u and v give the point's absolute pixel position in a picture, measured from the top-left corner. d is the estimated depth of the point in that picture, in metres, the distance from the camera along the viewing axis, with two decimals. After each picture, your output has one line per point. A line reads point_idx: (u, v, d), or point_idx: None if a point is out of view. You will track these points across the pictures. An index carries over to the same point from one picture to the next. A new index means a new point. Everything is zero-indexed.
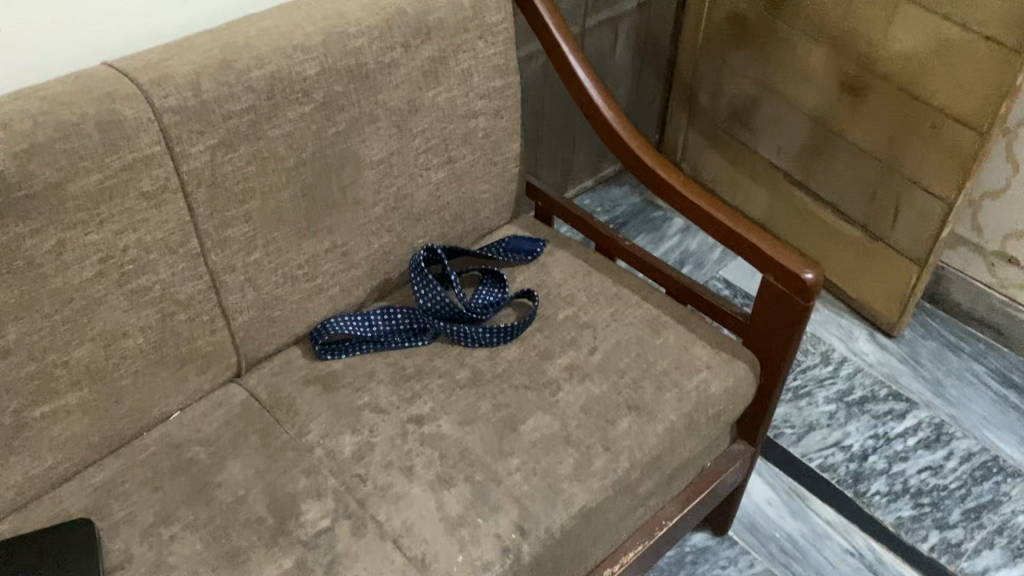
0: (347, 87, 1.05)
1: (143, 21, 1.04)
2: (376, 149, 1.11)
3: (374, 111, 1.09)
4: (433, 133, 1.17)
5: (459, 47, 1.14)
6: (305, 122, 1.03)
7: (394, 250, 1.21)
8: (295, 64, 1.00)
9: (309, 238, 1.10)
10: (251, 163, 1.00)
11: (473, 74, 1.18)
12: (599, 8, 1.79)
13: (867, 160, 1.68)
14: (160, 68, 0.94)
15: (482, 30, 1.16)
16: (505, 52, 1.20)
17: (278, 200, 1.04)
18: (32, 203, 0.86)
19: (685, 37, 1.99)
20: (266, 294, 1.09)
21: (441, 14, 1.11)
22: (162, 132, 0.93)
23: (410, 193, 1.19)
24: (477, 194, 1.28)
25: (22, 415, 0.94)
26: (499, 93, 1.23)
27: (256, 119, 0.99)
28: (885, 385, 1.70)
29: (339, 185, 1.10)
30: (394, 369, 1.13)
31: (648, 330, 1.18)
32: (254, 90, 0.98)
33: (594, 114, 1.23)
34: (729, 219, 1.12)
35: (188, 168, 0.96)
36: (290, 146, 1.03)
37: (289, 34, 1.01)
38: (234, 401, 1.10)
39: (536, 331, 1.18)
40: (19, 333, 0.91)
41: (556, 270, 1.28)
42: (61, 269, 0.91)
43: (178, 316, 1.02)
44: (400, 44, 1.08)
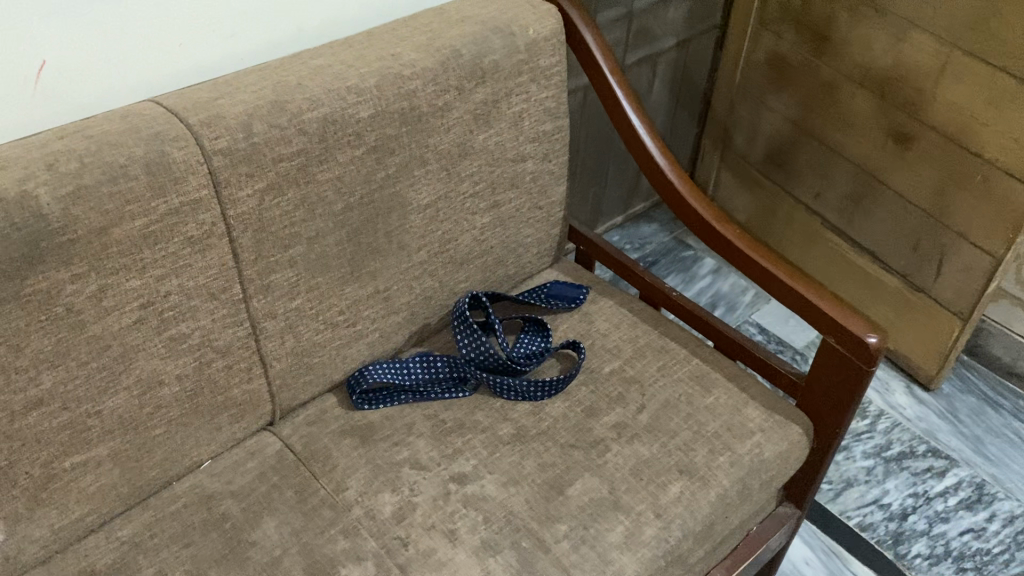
0: (399, 131, 1.01)
1: (189, 56, 1.01)
2: (424, 194, 1.08)
3: (425, 155, 1.05)
4: (481, 177, 1.13)
5: (513, 90, 1.10)
6: (355, 165, 0.99)
7: (436, 296, 1.17)
8: (348, 107, 0.96)
9: (352, 284, 1.06)
10: (299, 208, 0.96)
11: (525, 118, 1.14)
12: (639, 45, 1.76)
13: (911, 210, 1.64)
14: (211, 108, 0.90)
15: (537, 72, 1.12)
16: (557, 95, 1.16)
17: (324, 245, 1.01)
18: (75, 248, 0.82)
19: (723, 76, 1.96)
20: (305, 341, 1.05)
21: (496, 56, 1.07)
22: (210, 176, 0.89)
23: (455, 237, 1.14)
24: (521, 239, 1.23)
25: (51, 466, 0.90)
26: (550, 137, 1.19)
27: (307, 162, 0.95)
28: (923, 440, 1.65)
29: (386, 230, 1.06)
30: (435, 422, 1.09)
31: (698, 388, 1.14)
32: (306, 133, 0.94)
33: (646, 161, 1.19)
34: (788, 276, 1.08)
35: (235, 213, 0.92)
36: (339, 191, 0.99)
37: (343, 75, 0.98)
38: (268, 452, 1.05)
39: (582, 386, 1.14)
40: (54, 382, 0.86)
41: (601, 320, 1.24)
42: (100, 316, 0.87)
43: (215, 364, 0.98)
44: (454, 87, 1.04)
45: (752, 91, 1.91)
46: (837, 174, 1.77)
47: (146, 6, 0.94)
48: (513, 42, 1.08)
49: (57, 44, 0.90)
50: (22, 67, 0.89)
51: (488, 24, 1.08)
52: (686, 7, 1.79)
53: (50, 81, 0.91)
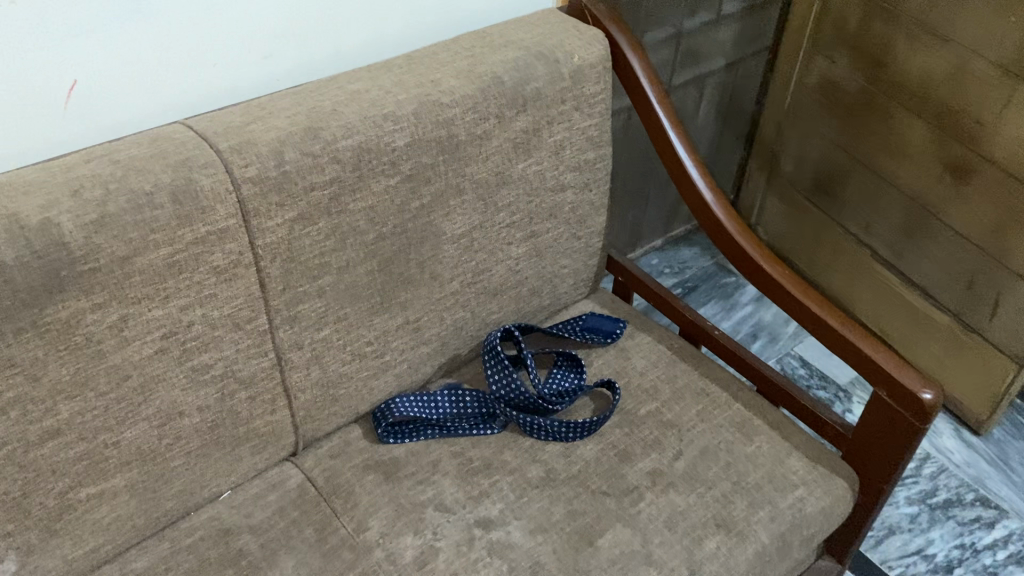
0: (435, 159, 0.97)
1: (224, 77, 0.98)
2: (458, 224, 1.04)
3: (461, 184, 1.01)
4: (519, 207, 1.09)
5: (554, 118, 1.06)
6: (389, 195, 0.96)
7: (467, 327, 1.13)
8: (384, 134, 0.93)
9: (382, 314, 1.02)
10: (329, 237, 0.93)
11: (567, 146, 1.09)
12: (686, 66, 1.71)
13: (966, 246, 1.56)
14: (242, 134, 0.87)
15: (580, 100, 1.07)
16: (601, 123, 1.12)
17: (354, 275, 0.97)
18: (97, 277, 0.80)
19: (773, 98, 1.90)
20: (331, 372, 1.01)
21: (539, 83, 1.03)
22: (239, 205, 0.86)
23: (489, 268, 1.10)
24: (557, 269, 1.19)
25: (66, 497, 0.87)
26: (591, 166, 1.14)
27: (339, 192, 0.92)
28: (972, 488, 1.58)
29: (418, 260, 1.02)
30: (461, 461, 1.05)
31: (738, 435, 1.09)
32: (340, 162, 0.90)
33: (692, 194, 1.14)
34: (839, 323, 1.02)
35: (264, 242, 0.89)
36: (371, 221, 0.96)
37: (380, 101, 0.94)
38: (289, 485, 1.02)
39: (616, 428, 1.09)
40: (71, 413, 0.84)
41: (638, 357, 1.19)
42: (120, 346, 0.84)
43: (238, 396, 0.95)
44: (494, 115, 1.00)
45: (803, 116, 1.85)
46: (889, 205, 1.70)
47: (180, 26, 0.91)
48: (557, 69, 1.04)
49: (89, 62, 0.87)
50: (53, 86, 0.86)
51: (532, 50, 1.04)
52: (738, 28, 1.73)
53: (81, 99, 0.89)
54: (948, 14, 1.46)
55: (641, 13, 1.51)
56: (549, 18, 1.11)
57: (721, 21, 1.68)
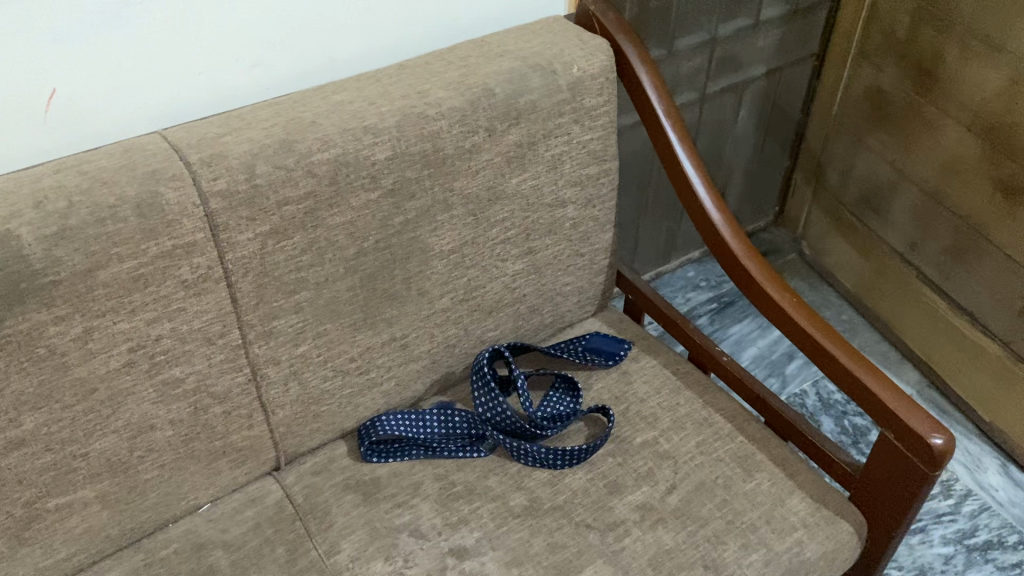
0: (420, 174, 0.94)
1: (210, 86, 0.97)
2: (447, 239, 1.00)
3: (449, 199, 0.98)
4: (514, 223, 1.04)
5: (551, 132, 1.01)
6: (370, 210, 0.93)
7: (460, 344, 1.09)
8: (364, 148, 0.90)
9: (366, 331, 1.00)
10: (306, 251, 0.91)
11: (565, 160, 1.04)
12: (723, 73, 1.63)
13: (1017, 271, 1.45)
14: (215, 147, 0.86)
15: (580, 113, 1.03)
16: (604, 137, 1.07)
17: (334, 291, 0.95)
18: (57, 290, 0.79)
19: (819, 108, 1.82)
20: (312, 389, 0.99)
21: (534, 96, 0.98)
22: (207, 219, 0.84)
23: (483, 285, 1.06)
24: (559, 287, 1.14)
25: (33, 506, 0.87)
26: (593, 181, 1.09)
27: (315, 206, 0.89)
28: (1015, 530, 1.46)
29: (403, 276, 0.99)
30: (443, 485, 1.01)
31: (738, 471, 1.03)
32: (315, 175, 0.88)
33: (699, 214, 1.08)
34: (847, 357, 0.95)
35: (234, 257, 0.87)
36: (351, 236, 0.93)
37: (361, 114, 0.91)
38: (267, 501, 1.00)
39: (608, 457, 1.04)
40: (36, 424, 0.83)
41: (640, 382, 1.13)
42: (85, 359, 0.83)
43: (212, 410, 0.94)
44: (484, 128, 0.96)
45: (849, 127, 1.76)
46: (937, 225, 1.60)
47: (163, 35, 0.90)
48: (554, 81, 1.00)
49: (68, 71, 0.87)
50: (31, 94, 0.86)
51: (530, 61, 1.00)
52: (779, 34, 1.65)
53: (61, 108, 0.88)
54: (1001, 22, 1.35)
55: (671, 20, 1.45)
56: (552, 27, 1.06)
57: (760, 27, 1.60)
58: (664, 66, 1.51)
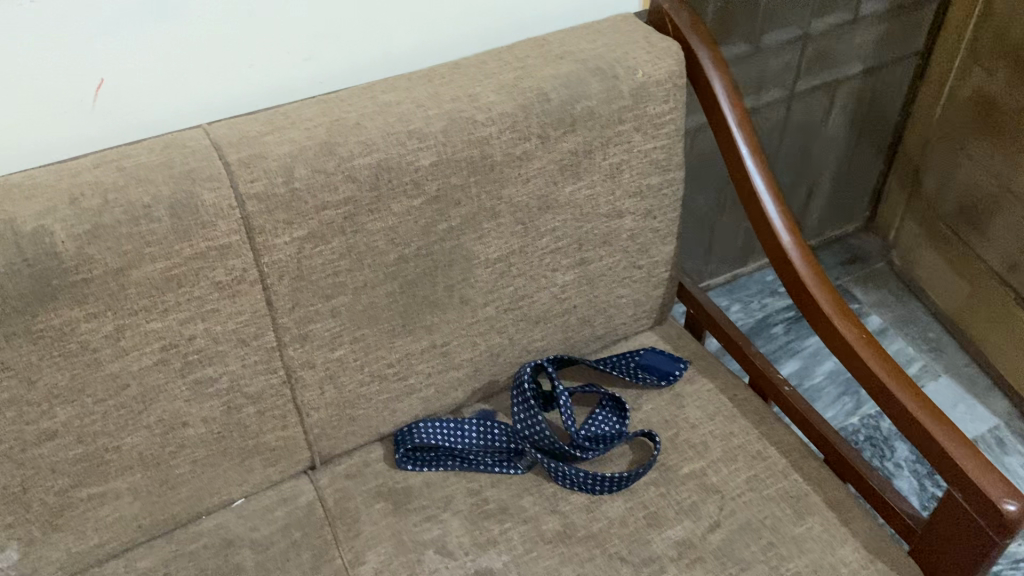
0: (466, 181, 0.90)
1: (259, 79, 0.94)
2: (494, 247, 0.96)
3: (497, 207, 0.94)
4: (566, 233, 1.00)
5: (610, 140, 0.95)
6: (413, 216, 0.89)
7: (504, 353, 1.05)
8: (408, 153, 0.86)
9: (405, 337, 0.97)
10: (344, 257, 0.88)
11: (624, 170, 0.99)
12: (815, 71, 1.53)
13: None
14: (256, 146, 0.83)
15: (642, 120, 0.96)
16: (668, 146, 1.00)
17: (372, 297, 0.92)
18: (90, 287, 0.78)
19: (921, 110, 1.69)
20: (348, 393, 0.97)
21: (592, 102, 0.92)
22: (243, 221, 0.82)
23: (531, 294, 1.02)
24: (613, 299, 1.09)
25: (66, 495, 0.88)
26: (655, 192, 1.03)
27: (355, 211, 0.86)
28: None
29: (446, 284, 0.96)
30: (475, 501, 0.98)
31: (788, 512, 0.96)
32: (355, 180, 0.85)
33: (767, 235, 1.01)
34: (914, 403, 0.87)
35: (269, 260, 0.85)
36: (391, 242, 0.90)
37: (408, 116, 0.88)
38: (299, 502, 0.99)
39: (650, 486, 0.99)
40: (69, 416, 0.84)
41: (693, 405, 1.07)
42: (118, 355, 0.83)
43: (246, 410, 0.92)
44: (537, 135, 0.91)
45: (950, 133, 1.63)
46: None
47: (213, 27, 0.88)
48: (616, 86, 0.93)
49: (116, 61, 0.85)
50: (80, 84, 0.85)
51: (592, 65, 0.94)
52: (880, 30, 1.53)
53: (108, 98, 0.87)
54: None
55: (760, 14, 1.36)
56: (620, 26, 1.00)
57: (858, 24, 1.49)
58: (750, 62, 1.42)
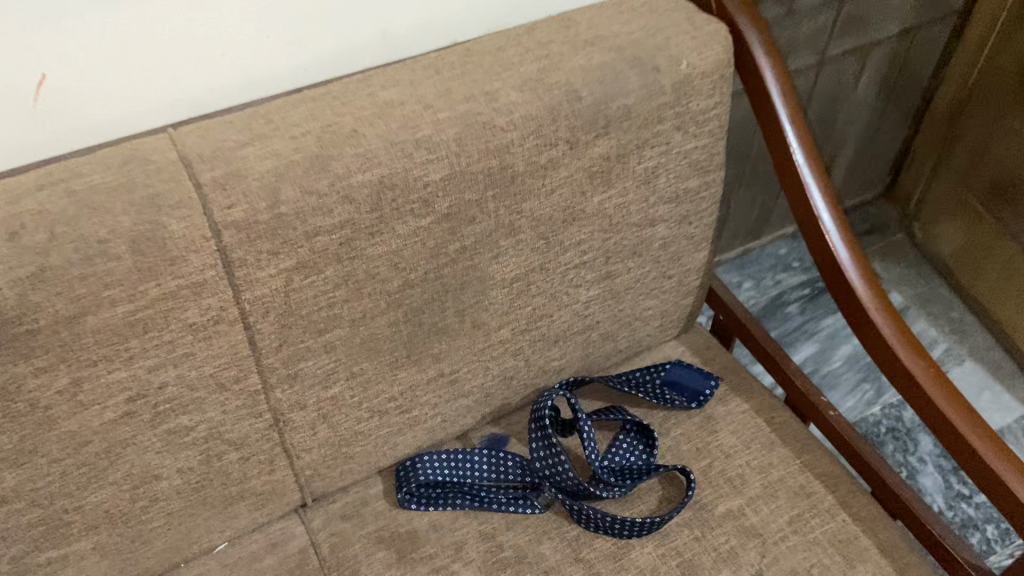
0: (482, 196, 0.77)
1: (232, 70, 0.79)
2: (511, 266, 0.83)
3: (516, 221, 0.81)
4: (592, 246, 0.87)
5: (646, 142, 0.82)
6: (420, 237, 0.76)
7: (518, 376, 0.94)
8: (415, 166, 0.73)
9: (408, 368, 0.84)
10: (339, 286, 0.75)
11: (661, 173, 0.86)
12: (848, 34, 1.38)
13: None
14: (233, 163, 0.69)
15: (684, 118, 0.83)
16: (710, 145, 0.87)
17: (371, 328, 0.79)
18: (37, 339, 0.65)
19: (956, 74, 1.56)
20: (344, 431, 0.85)
21: (629, 99, 0.79)
22: (220, 254, 0.69)
23: (550, 313, 0.90)
24: (639, 312, 0.97)
25: (21, 562, 0.76)
26: (692, 196, 0.90)
27: (353, 236, 0.73)
28: None
29: (456, 308, 0.83)
30: (489, 548, 0.87)
31: (837, 560, 0.86)
32: (353, 201, 0.71)
33: (819, 247, 0.91)
34: (987, 448, 0.78)
35: (252, 296, 0.71)
36: (394, 266, 0.77)
37: (414, 121, 0.74)
38: (290, 549, 0.88)
39: (684, 528, 0.88)
40: (19, 480, 0.71)
41: (728, 430, 0.96)
42: (75, 411, 0.70)
43: (228, 457, 0.80)
44: (564, 140, 0.78)
45: (989, 101, 1.52)
46: None
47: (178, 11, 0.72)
48: (656, 80, 0.80)
49: (60, 53, 0.70)
50: (16, 82, 0.70)
51: (629, 54, 0.80)
52: None
53: (52, 97, 0.72)
54: None
55: None
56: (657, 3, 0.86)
57: None
58: (782, 27, 1.28)
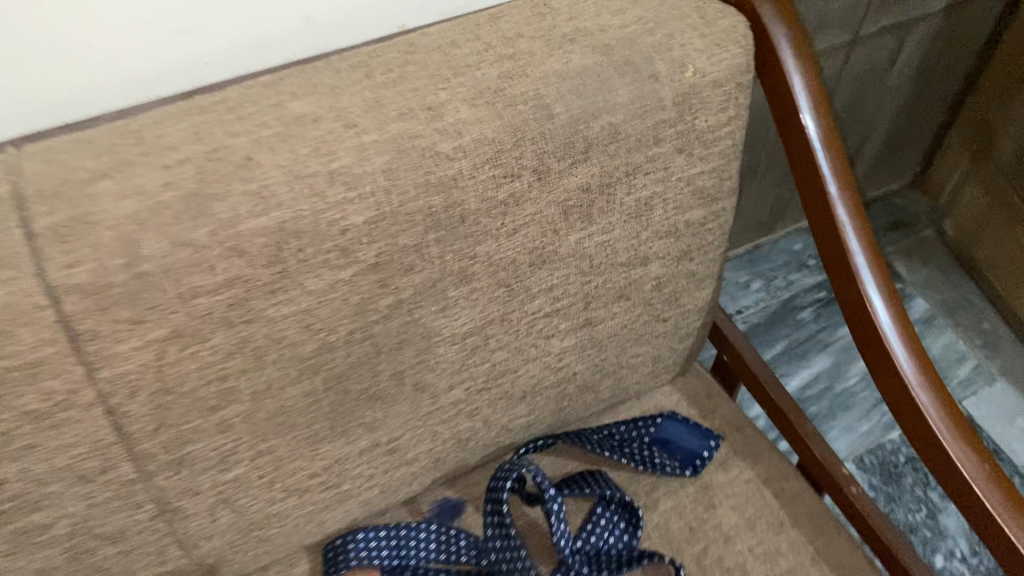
0: (423, 238, 0.59)
1: (106, 65, 0.60)
2: (463, 319, 0.66)
3: (468, 268, 0.63)
4: (566, 291, 0.70)
5: (638, 168, 0.64)
6: (340, 293, 0.59)
7: (475, 437, 0.77)
8: (330, 207, 0.55)
9: (333, 441, 0.68)
10: (234, 356, 0.58)
11: (656, 204, 0.68)
12: (887, 9, 1.19)
13: None
14: (81, 203, 0.52)
15: (688, 137, 0.65)
16: (719, 169, 0.69)
17: (281, 400, 0.63)
18: None
19: (1006, 55, 1.37)
20: (254, 514, 0.69)
21: (617, 117, 0.61)
22: (62, 325, 0.52)
23: (514, 368, 0.73)
24: (625, 360, 0.80)
25: None
26: (694, 229, 0.72)
27: (247, 296, 0.56)
28: None
29: (393, 371, 0.66)
30: None
31: None
32: (245, 253, 0.54)
33: (846, 291, 0.71)
34: None
35: (112, 374, 0.55)
36: (307, 329, 0.59)
37: (330, 146, 0.56)
38: None
39: None
40: None
41: (726, 505, 0.80)
42: None
43: (102, 554, 0.64)
44: (530, 168, 0.60)
45: None
46: None
47: None
48: (653, 92, 0.62)
49: None
50: None
51: (619, 56, 0.62)
52: None
53: None
54: None
55: None
56: None
57: None
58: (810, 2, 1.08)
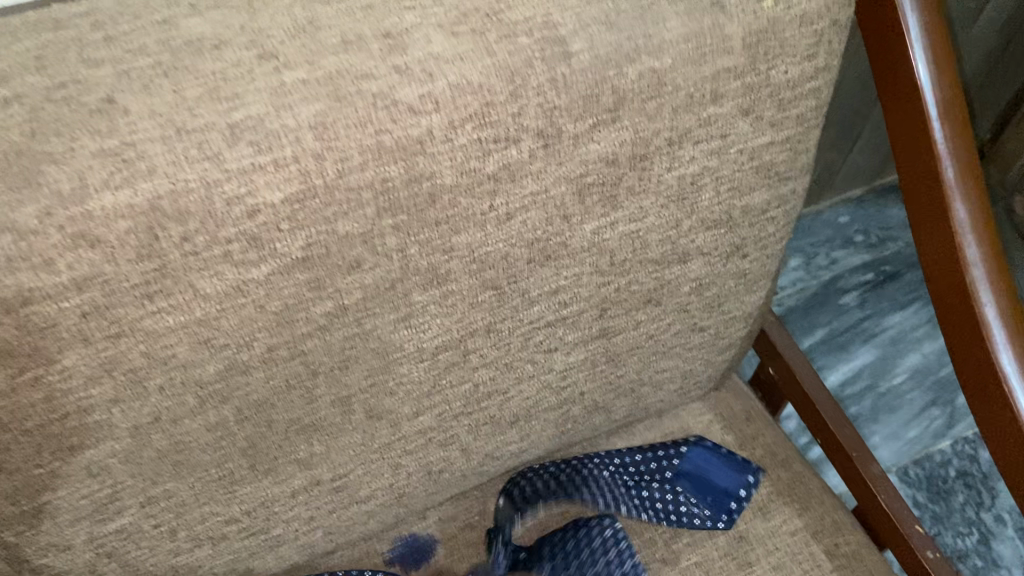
0: (374, 227, 0.41)
1: None
2: (434, 331, 0.49)
3: (442, 265, 0.46)
4: (577, 295, 0.52)
5: (686, 135, 0.46)
6: (255, 298, 0.41)
7: (450, 469, 0.60)
8: (233, 178, 0.37)
9: (256, 480, 0.51)
10: (99, 382, 0.41)
11: (705, 184, 0.50)
12: None
13: None
14: None
15: (759, 94, 0.46)
16: (794, 140, 0.50)
17: (176, 435, 0.45)
18: None
19: None
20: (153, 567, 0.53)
21: (663, 61, 0.42)
22: None
23: (504, 388, 0.56)
24: (648, 376, 0.63)
25: None
26: (752, 218, 0.54)
27: (110, 302, 0.38)
28: None
29: (338, 397, 0.49)
30: None
31: None
32: (102, 242, 0.36)
33: (959, 315, 0.54)
34: None
35: None
36: (207, 347, 0.42)
37: (237, 86, 0.38)
38: None
39: None
40: None
41: (765, 563, 0.64)
42: None
43: None
44: (534, 131, 0.42)
45: None
46: None
47: None
48: (717, 27, 0.43)
49: None
50: None
51: None
52: None
53: None
54: None
55: None
56: None
57: None
58: None
